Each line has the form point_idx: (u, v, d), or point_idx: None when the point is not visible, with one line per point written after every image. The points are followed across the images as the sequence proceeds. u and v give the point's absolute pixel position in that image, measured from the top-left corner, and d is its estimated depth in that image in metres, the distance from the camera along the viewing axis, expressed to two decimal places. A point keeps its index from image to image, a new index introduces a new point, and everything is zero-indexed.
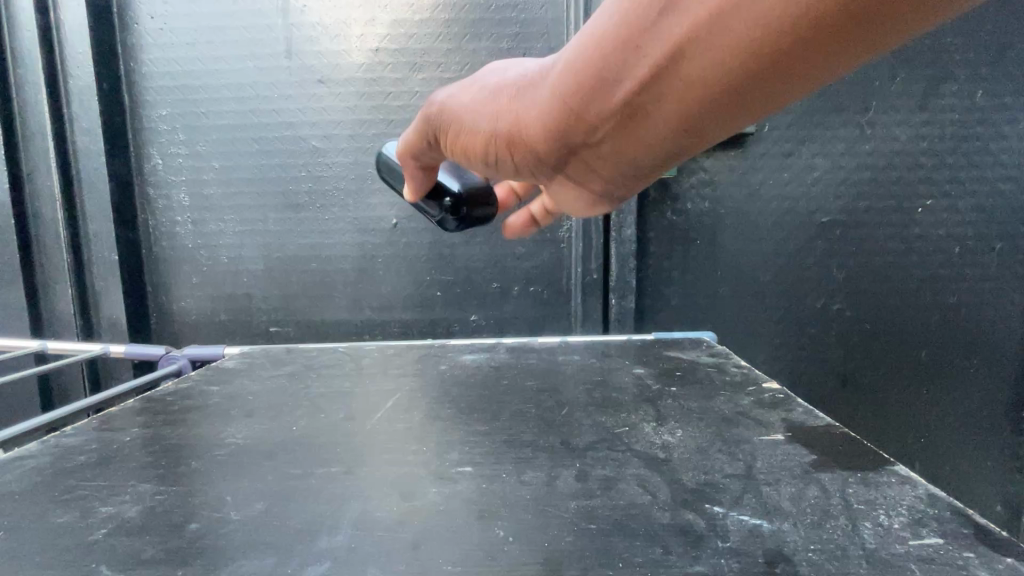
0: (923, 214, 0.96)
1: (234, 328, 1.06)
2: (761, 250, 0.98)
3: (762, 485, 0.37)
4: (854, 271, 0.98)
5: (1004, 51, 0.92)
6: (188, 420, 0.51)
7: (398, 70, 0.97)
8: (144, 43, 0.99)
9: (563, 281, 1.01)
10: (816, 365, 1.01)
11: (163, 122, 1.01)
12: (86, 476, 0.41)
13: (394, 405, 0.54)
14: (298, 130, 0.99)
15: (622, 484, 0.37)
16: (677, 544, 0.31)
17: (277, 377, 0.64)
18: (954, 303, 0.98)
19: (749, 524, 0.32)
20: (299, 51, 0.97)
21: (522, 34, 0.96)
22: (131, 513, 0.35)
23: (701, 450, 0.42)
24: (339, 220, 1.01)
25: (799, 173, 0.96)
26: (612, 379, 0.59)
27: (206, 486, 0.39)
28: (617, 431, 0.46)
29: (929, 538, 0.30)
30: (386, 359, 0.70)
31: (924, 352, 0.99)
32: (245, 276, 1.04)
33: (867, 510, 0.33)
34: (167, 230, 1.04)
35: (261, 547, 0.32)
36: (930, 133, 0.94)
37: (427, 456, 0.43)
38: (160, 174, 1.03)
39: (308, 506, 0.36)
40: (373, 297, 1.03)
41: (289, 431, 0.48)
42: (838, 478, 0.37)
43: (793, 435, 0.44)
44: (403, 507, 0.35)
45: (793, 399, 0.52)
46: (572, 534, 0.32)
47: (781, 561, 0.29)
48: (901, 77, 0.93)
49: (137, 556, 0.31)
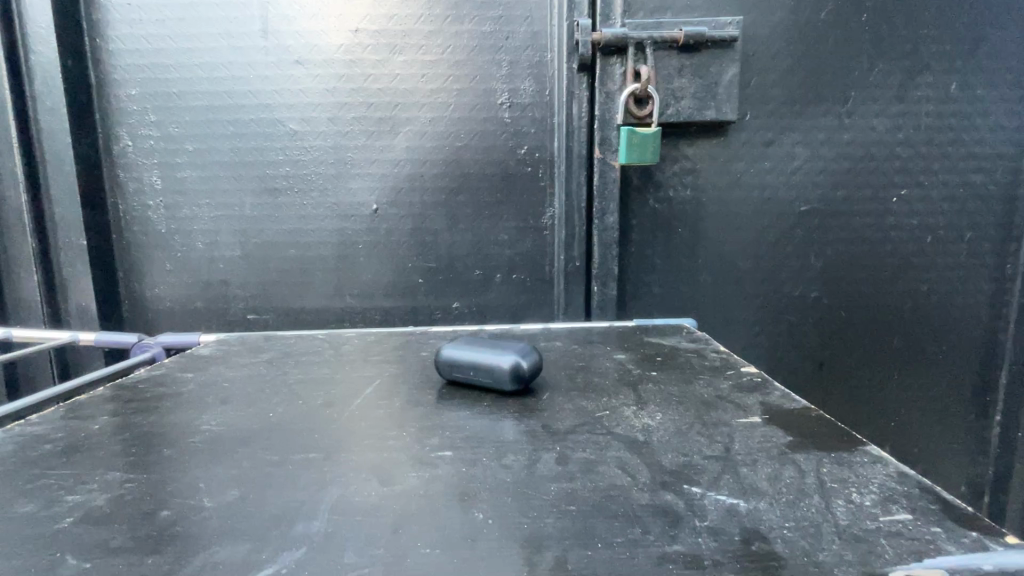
0: (897, 204, 0.98)
1: (211, 316, 1.03)
2: (742, 238, 0.99)
3: (739, 466, 0.37)
4: (831, 260, 1.00)
5: (977, 44, 0.94)
6: (160, 408, 0.50)
7: (379, 52, 0.95)
8: (111, 19, 0.95)
9: (547, 268, 1.01)
10: (793, 352, 1.03)
11: (133, 101, 0.97)
12: (53, 465, 0.40)
13: (374, 391, 0.53)
14: (276, 113, 0.97)
15: (602, 466, 0.38)
16: (656, 524, 0.31)
17: (255, 364, 0.63)
18: (926, 291, 1.01)
19: (726, 503, 0.33)
20: (275, 30, 0.94)
21: (505, 17, 0.94)
22: (99, 502, 0.34)
23: (680, 433, 0.42)
24: (318, 206, 0.99)
25: (780, 162, 0.97)
26: (594, 365, 0.60)
27: (178, 473, 0.38)
28: (597, 415, 0.46)
29: (899, 514, 0.31)
30: (366, 346, 0.69)
31: (896, 338, 1.02)
32: (222, 263, 1.01)
33: (840, 489, 0.34)
34: (138, 214, 1.01)
35: (236, 534, 0.31)
36: (906, 124, 0.96)
37: (406, 441, 0.42)
38: (130, 156, 0.99)
39: (285, 492, 0.35)
40: (354, 284, 1.02)
41: (266, 417, 0.47)
42: (813, 458, 0.38)
43: (770, 418, 0.45)
44: (381, 492, 0.35)
45: (770, 382, 0.53)
46: (552, 517, 0.32)
47: (757, 538, 0.29)
48: (879, 68, 0.94)
49: (105, 544, 0.30)
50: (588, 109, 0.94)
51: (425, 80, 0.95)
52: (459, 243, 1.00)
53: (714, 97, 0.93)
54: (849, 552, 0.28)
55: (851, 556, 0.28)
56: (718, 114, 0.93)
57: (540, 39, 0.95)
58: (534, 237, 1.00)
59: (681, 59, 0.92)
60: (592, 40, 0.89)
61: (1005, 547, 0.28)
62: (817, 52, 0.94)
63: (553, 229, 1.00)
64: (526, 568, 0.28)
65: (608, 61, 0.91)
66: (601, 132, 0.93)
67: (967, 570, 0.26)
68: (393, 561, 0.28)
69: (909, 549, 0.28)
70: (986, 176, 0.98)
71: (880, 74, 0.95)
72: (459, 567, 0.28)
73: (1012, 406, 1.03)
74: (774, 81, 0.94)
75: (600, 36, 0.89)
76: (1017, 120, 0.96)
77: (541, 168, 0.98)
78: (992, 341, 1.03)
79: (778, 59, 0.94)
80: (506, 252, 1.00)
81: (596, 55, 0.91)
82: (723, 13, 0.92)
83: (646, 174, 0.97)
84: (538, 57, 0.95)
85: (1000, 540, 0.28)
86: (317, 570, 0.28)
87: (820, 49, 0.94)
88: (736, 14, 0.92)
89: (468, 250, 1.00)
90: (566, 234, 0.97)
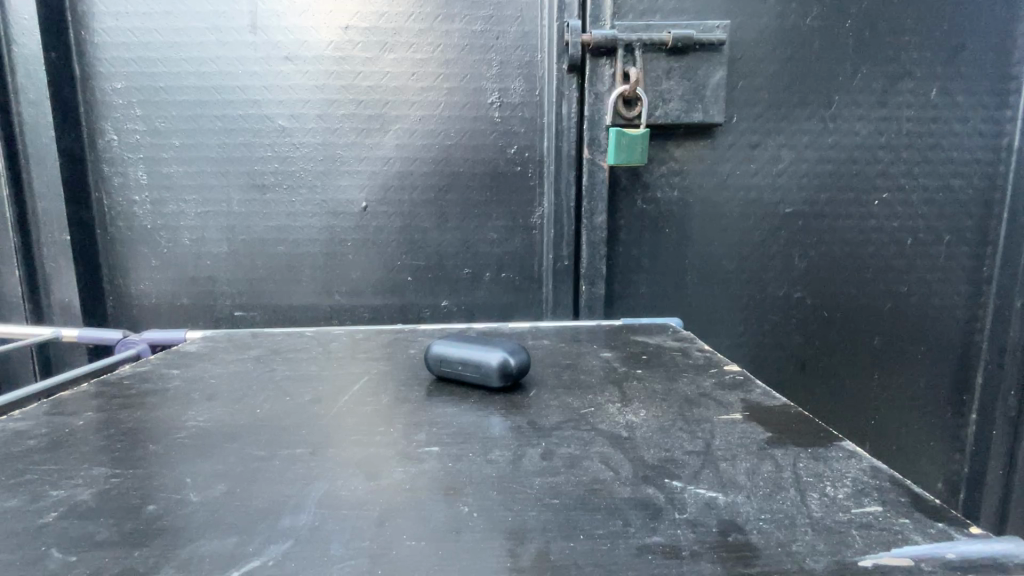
0: (879, 206, 1.01)
1: (197, 313, 1.03)
2: (728, 239, 1.01)
3: (719, 460, 0.38)
4: (814, 261, 1.02)
5: (957, 52, 0.97)
6: (146, 404, 0.50)
7: (369, 50, 0.94)
8: (96, 12, 0.94)
9: (535, 267, 1.02)
10: (777, 351, 1.05)
11: (118, 96, 0.96)
12: (36, 460, 0.40)
13: (362, 388, 0.53)
14: (264, 109, 0.96)
15: (586, 461, 0.38)
16: (636, 517, 0.32)
17: (242, 361, 0.63)
18: (905, 292, 1.03)
19: (705, 497, 0.34)
20: (265, 26, 0.94)
21: (496, 17, 0.95)
22: (84, 497, 0.34)
23: (663, 429, 0.43)
24: (307, 203, 0.99)
25: (766, 164, 0.98)
26: (581, 363, 0.60)
27: (164, 469, 0.38)
28: (583, 412, 0.47)
29: (870, 506, 0.32)
30: (355, 343, 0.69)
31: (876, 338, 1.04)
32: (209, 259, 1.01)
33: (814, 482, 0.35)
34: (124, 210, 1.00)
35: (223, 527, 0.31)
36: (888, 128, 0.98)
37: (394, 437, 0.43)
38: (115, 150, 0.98)
39: (272, 487, 0.35)
40: (342, 281, 1.02)
41: (253, 413, 0.47)
42: (790, 454, 0.39)
43: (750, 414, 0.46)
44: (367, 486, 0.36)
45: (752, 380, 0.54)
46: (536, 509, 0.33)
47: (734, 530, 0.30)
48: (862, 73, 0.96)
49: (90, 538, 0.30)
50: (578, 109, 0.94)
51: (415, 78, 0.96)
52: (447, 242, 1.00)
53: (701, 100, 0.94)
54: (822, 542, 0.29)
55: (823, 546, 0.29)
56: (705, 117, 0.94)
57: (530, 39, 0.96)
58: (523, 236, 1.01)
59: (670, 62, 0.93)
60: (581, 41, 0.90)
61: (968, 536, 0.29)
62: (802, 57, 0.95)
63: (542, 228, 1.01)
64: (510, 560, 0.28)
65: (598, 62, 0.92)
66: (590, 133, 0.94)
67: (931, 558, 0.27)
68: (379, 554, 0.29)
69: (879, 539, 0.29)
70: (964, 181, 1.01)
71: (863, 79, 0.97)
72: (444, 558, 0.28)
73: (987, 405, 1.06)
74: (760, 85, 0.96)
75: (590, 37, 0.89)
76: (994, 127, 0.99)
77: (531, 168, 0.99)
78: (969, 341, 1.05)
79: (764, 63, 0.95)
80: (495, 251, 1.01)
81: (586, 56, 0.92)
82: (711, 16, 0.94)
83: (634, 175, 0.98)
84: (528, 57, 0.96)
85: (964, 530, 0.30)
86: (304, 562, 0.28)
87: (805, 54, 0.95)
88: (723, 17, 0.94)
89: (457, 249, 1.01)
90: (555, 234, 0.98)
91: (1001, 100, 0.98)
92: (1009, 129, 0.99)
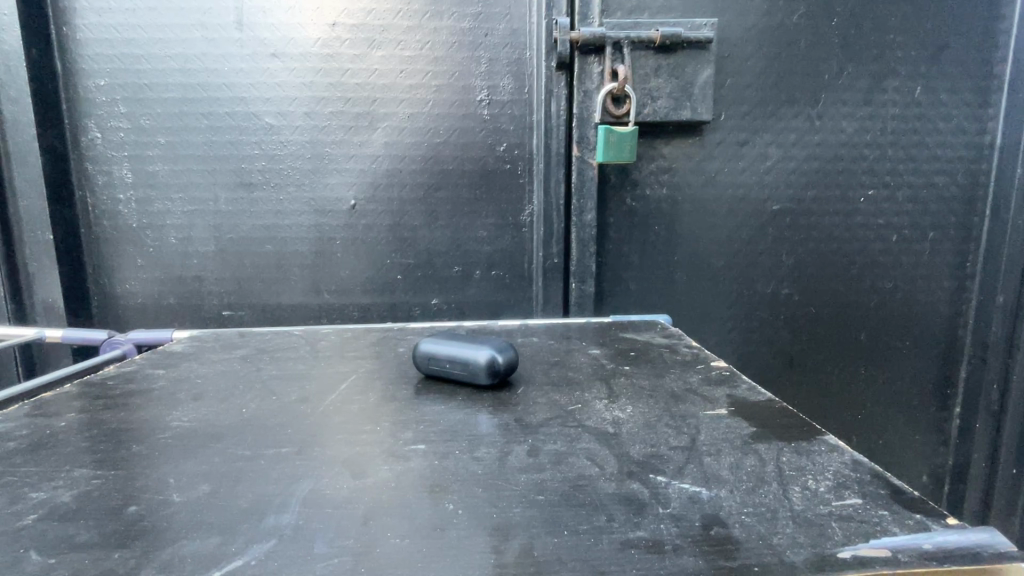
0: (865, 203, 1.02)
1: (184, 312, 1.02)
2: (716, 235, 1.01)
3: (703, 456, 0.38)
4: (802, 257, 1.03)
5: (941, 50, 0.98)
6: (131, 404, 0.49)
7: (356, 47, 0.94)
8: (79, 8, 0.93)
9: (526, 264, 1.02)
10: (766, 347, 1.05)
11: (102, 93, 0.95)
12: (16, 463, 0.39)
13: (349, 387, 0.53)
14: (251, 107, 0.95)
15: (572, 458, 0.39)
16: (620, 512, 0.32)
17: (229, 361, 0.62)
18: (891, 288, 1.05)
19: (689, 492, 0.34)
20: (251, 23, 0.93)
21: (485, 14, 0.95)
22: (65, 498, 0.34)
23: (649, 425, 0.44)
24: (295, 201, 0.98)
25: (753, 161, 0.99)
26: (570, 360, 0.60)
27: (149, 469, 0.38)
28: (570, 408, 0.47)
29: (850, 499, 0.33)
30: (343, 342, 0.69)
31: (862, 334, 1.06)
32: (195, 258, 1.00)
33: (797, 476, 0.35)
34: (109, 208, 0.98)
35: (205, 528, 0.31)
36: (873, 126, 0.99)
37: (380, 435, 0.43)
38: (99, 149, 0.97)
39: (254, 487, 0.35)
40: (331, 280, 1.01)
41: (239, 413, 0.47)
42: (773, 448, 0.39)
43: (736, 410, 0.46)
44: (352, 485, 0.35)
45: (739, 375, 0.54)
46: (522, 506, 0.33)
47: (717, 524, 0.31)
48: (848, 71, 0.97)
49: (70, 540, 0.30)
50: (567, 108, 0.95)
51: (404, 75, 0.95)
52: (437, 241, 1.00)
53: (689, 98, 0.94)
54: (802, 535, 0.29)
55: (803, 539, 0.29)
56: (693, 114, 0.95)
57: (518, 37, 0.96)
58: (513, 233, 1.01)
59: (658, 60, 0.93)
60: (571, 39, 0.90)
61: (944, 527, 0.29)
62: (789, 55, 0.96)
63: (532, 225, 1.00)
64: (494, 557, 0.28)
65: (587, 60, 0.92)
66: (580, 130, 0.94)
67: (909, 549, 0.28)
68: (363, 552, 0.29)
69: (858, 531, 0.29)
70: (948, 177, 1.02)
71: (849, 77, 0.97)
72: (428, 555, 0.29)
73: (970, 398, 1.08)
74: (747, 83, 0.96)
75: (579, 35, 0.89)
76: (977, 124, 1.01)
77: (520, 166, 0.99)
78: (952, 336, 1.07)
79: (752, 61, 0.96)
80: (485, 249, 1.01)
81: (575, 53, 0.92)
82: (699, 14, 0.94)
83: (623, 172, 0.98)
84: (517, 55, 0.96)
85: (941, 521, 0.30)
86: (286, 562, 0.28)
87: (791, 52, 0.96)
88: (711, 15, 0.94)
89: (447, 247, 1.00)
90: (545, 230, 0.98)
91: (983, 98, 1.00)
92: (991, 128, 1.01)
